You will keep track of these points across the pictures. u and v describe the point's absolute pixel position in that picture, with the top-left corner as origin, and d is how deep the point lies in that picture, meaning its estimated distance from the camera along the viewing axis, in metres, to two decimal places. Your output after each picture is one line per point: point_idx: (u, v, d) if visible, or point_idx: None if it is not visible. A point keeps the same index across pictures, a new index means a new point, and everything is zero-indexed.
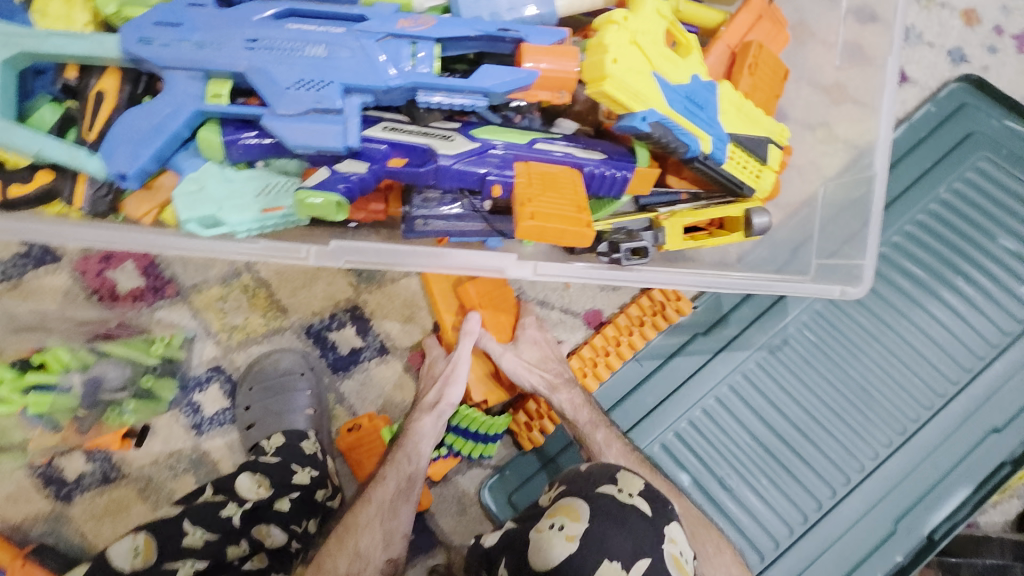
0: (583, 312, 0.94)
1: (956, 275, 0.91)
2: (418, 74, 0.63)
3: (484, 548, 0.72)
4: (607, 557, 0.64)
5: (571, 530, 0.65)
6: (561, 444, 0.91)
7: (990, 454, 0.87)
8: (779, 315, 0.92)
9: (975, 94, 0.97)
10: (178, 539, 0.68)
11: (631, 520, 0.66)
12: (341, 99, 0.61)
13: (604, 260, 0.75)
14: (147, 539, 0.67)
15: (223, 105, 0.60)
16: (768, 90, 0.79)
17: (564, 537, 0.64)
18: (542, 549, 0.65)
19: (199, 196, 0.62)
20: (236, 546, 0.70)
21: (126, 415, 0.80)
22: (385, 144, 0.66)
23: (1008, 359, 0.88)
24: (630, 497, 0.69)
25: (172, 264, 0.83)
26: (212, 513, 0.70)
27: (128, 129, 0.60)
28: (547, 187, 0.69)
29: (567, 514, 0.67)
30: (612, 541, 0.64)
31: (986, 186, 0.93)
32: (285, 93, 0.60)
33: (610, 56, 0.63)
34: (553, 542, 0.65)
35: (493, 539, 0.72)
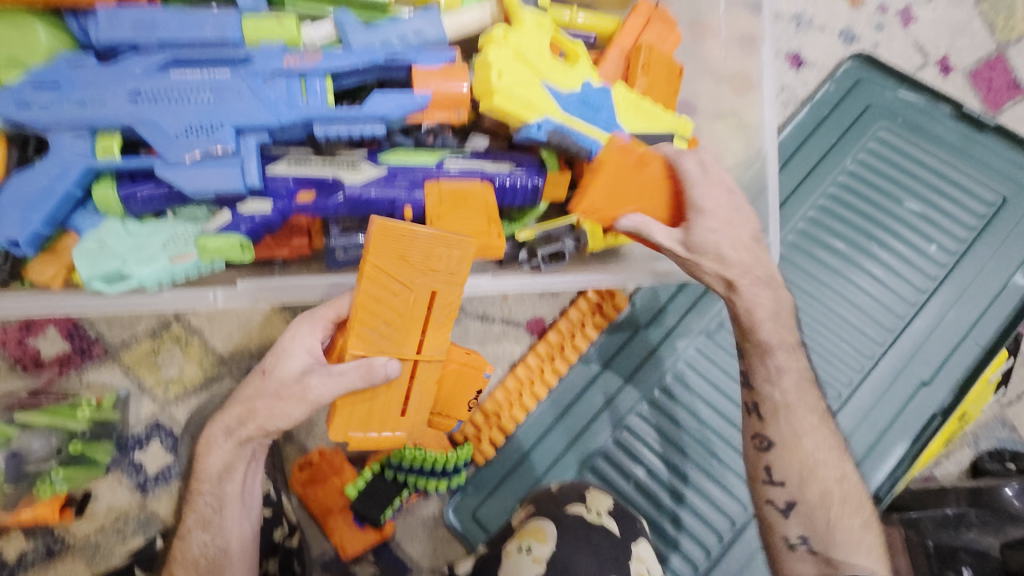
0: (525, 321, 0.94)
1: (871, 240, 0.95)
2: (311, 108, 0.64)
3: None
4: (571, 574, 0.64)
5: (539, 553, 0.65)
6: (516, 456, 0.90)
7: (922, 408, 0.90)
8: (713, 299, 0.94)
9: (868, 69, 1.02)
10: None
11: (594, 538, 0.67)
12: (234, 140, 0.62)
13: (526, 267, 0.76)
14: None
15: (114, 160, 0.61)
16: (665, 88, 0.82)
17: (530, 561, 0.65)
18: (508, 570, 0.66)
19: (101, 254, 0.62)
20: None
21: (58, 484, 0.76)
22: (290, 180, 0.66)
23: (927, 316, 0.92)
24: (598, 516, 0.69)
25: (97, 324, 0.81)
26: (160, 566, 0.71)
27: (16, 194, 0.59)
28: (457, 204, 0.70)
29: (534, 537, 0.67)
30: (579, 559, 0.65)
31: (887, 153, 0.98)
32: (175, 142, 0.61)
33: (494, 71, 0.65)
34: (519, 564, 0.66)
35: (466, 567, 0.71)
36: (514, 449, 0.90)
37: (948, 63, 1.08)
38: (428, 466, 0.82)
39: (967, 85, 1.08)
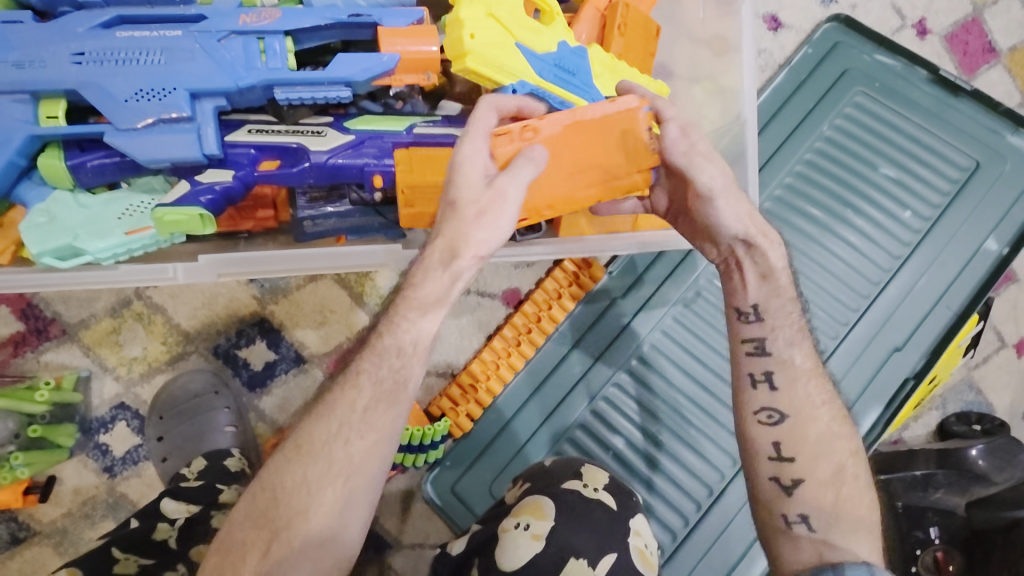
0: (502, 292, 0.93)
1: (848, 206, 0.95)
2: (271, 70, 0.60)
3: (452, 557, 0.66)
4: (574, 555, 0.61)
5: (538, 530, 0.62)
6: (497, 427, 0.90)
7: (895, 372, 0.91)
8: (690, 269, 0.94)
9: (846, 32, 1.01)
10: (107, 565, 0.64)
11: (592, 514, 0.64)
12: (189, 106, 0.58)
13: None
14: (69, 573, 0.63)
15: (60, 127, 0.57)
16: (641, 49, 0.79)
17: (530, 537, 0.62)
18: (506, 550, 0.62)
19: (50, 227, 0.58)
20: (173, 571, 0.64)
21: (19, 469, 0.72)
22: (252, 148, 0.63)
23: (900, 282, 0.93)
24: (595, 491, 0.66)
25: (53, 302, 0.78)
26: (144, 538, 0.66)
27: None
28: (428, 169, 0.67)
29: (532, 514, 0.64)
30: (576, 539, 0.62)
31: (864, 119, 0.97)
32: (125, 108, 0.57)
33: (467, 31, 0.62)
34: (517, 543, 0.62)
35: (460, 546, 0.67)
36: (494, 419, 0.90)
37: (924, 26, 1.07)
38: (411, 441, 0.84)
39: (943, 49, 1.08)
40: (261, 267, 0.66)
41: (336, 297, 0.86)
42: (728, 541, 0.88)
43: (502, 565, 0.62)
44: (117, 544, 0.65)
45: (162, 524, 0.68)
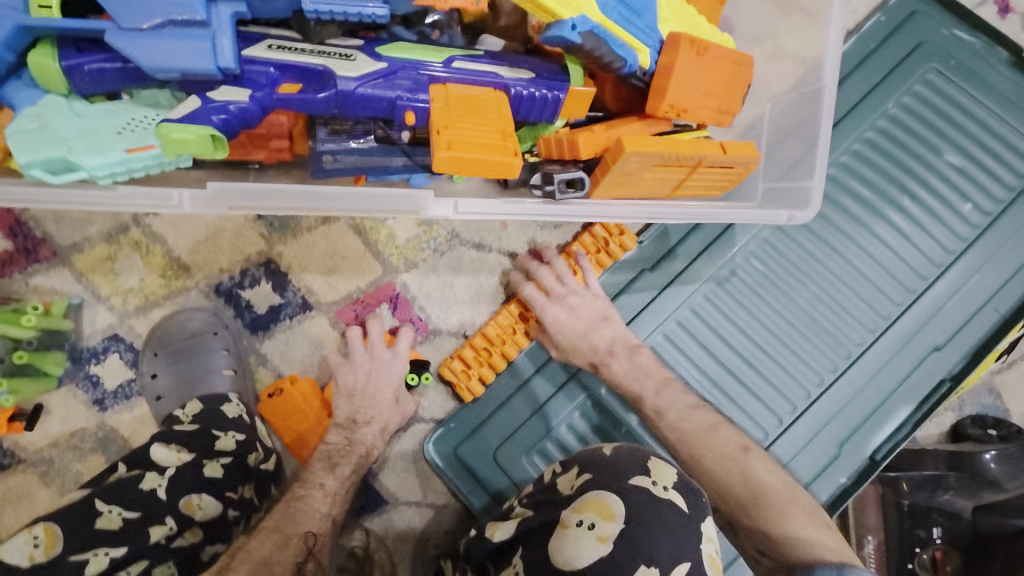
0: (525, 252, 0.87)
1: (904, 194, 0.89)
2: None
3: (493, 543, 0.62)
4: (644, 562, 0.56)
5: (604, 531, 0.57)
6: (510, 390, 0.86)
7: (931, 372, 0.87)
8: (727, 245, 0.88)
9: (926, 1, 0.92)
10: (91, 520, 0.62)
11: (666, 517, 0.58)
12: (206, 9, 0.50)
13: (537, 193, 0.68)
14: (48, 529, 0.62)
15: (55, 20, 0.49)
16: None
17: (595, 539, 0.57)
18: (565, 546, 0.57)
19: (41, 135, 0.51)
20: (160, 525, 0.64)
21: (3, 396, 0.69)
22: (272, 67, 0.56)
23: (951, 278, 0.88)
24: (664, 490, 0.60)
25: (44, 221, 0.71)
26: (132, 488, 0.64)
27: None
28: (466, 112, 0.60)
29: (597, 512, 0.58)
30: (649, 542, 0.56)
31: (933, 100, 0.89)
32: (133, 4, 0.49)
33: None
34: (579, 541, 0.57)
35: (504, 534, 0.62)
36: (512, 381, 0.86)
37: (1007, 3, 0.98)
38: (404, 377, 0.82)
39: None
40: (274, 199, 0.58)
41: (349, 244, 0.81)
42: None
43: (558, 560, 0.57)
44: (100, 496, 0.63)
45: (150, 472, 0.66)
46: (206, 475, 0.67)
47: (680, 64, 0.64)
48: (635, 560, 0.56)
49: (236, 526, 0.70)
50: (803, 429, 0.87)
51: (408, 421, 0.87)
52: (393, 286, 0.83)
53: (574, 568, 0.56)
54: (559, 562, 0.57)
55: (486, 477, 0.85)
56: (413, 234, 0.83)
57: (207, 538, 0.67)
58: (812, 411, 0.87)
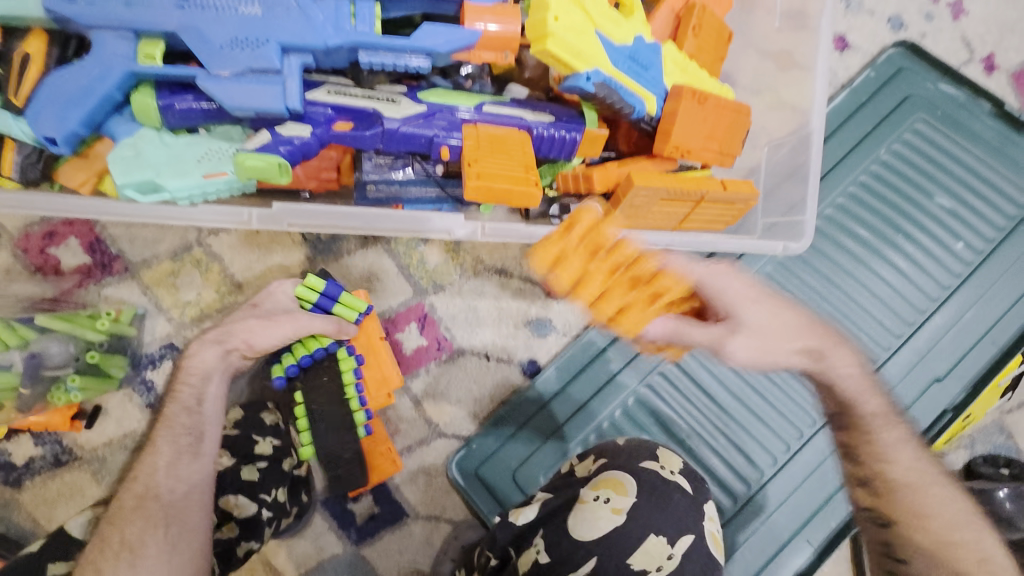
0: (544, 280, 0.94)
1: (901, 233, 0.94)
2: (359, 33, 0.62)
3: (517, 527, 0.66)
4: (654, 532, 0.62)
5: (617, 504, 0.63)
6: (534, 407, 0.92)
7: (932, 403, 0.90)
8: None
9: (912, 59, 1.00)
10: None
11: (675, 497, 0.65)
12: (279, 59, 0.60)
13: (556, 222, 0.77)
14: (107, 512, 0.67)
15: (157, 67, 0.58)
16: (711, 52, 0.80)
17: (610, 510, 0.63)
18: (584, 520, 0.63)
19: (135, 161, 0.60)
20: None
21: (73, 392, 0.74)
22: (330, 108, 0.66)
23: (948, 312, 0.92)
24: (671, 474, 0.68)
25: (119, 240, 0.81)
26: None
27: (54, 89, 0.57)
28: (495, 149, 0.68)
29: (612, 488, 0.65)
30: (657, 518, 0.63)
31: (923, 147, 0.97)
32: (221, 54, 0.59)
33: (552, 13, 0.63)
34: (597, 514, 0.63)
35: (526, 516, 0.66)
36: (532, 401, 0.92)
37: (993, 62, 1.06)
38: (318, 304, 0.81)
39: (1010, 87, 1.06)
40: (329, 220, 0.67)
41: (384, 266, 0.90)
42: (745, 554, 0.87)
43: (577, 534, 0.62)
44: None
45: None
46: (242, 477, 0.73)
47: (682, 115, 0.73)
48: (646, 528, 0.62)
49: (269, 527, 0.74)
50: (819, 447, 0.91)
51: (431, 436, 0.91)
52: (423, 306, 0.91)
53: (592, 540, 0.62)
54: (579, 536, 0.62)
55: (505, 494, 0.89)
56: (442, 259, 0.91)
57: (241, 535, 0.72)
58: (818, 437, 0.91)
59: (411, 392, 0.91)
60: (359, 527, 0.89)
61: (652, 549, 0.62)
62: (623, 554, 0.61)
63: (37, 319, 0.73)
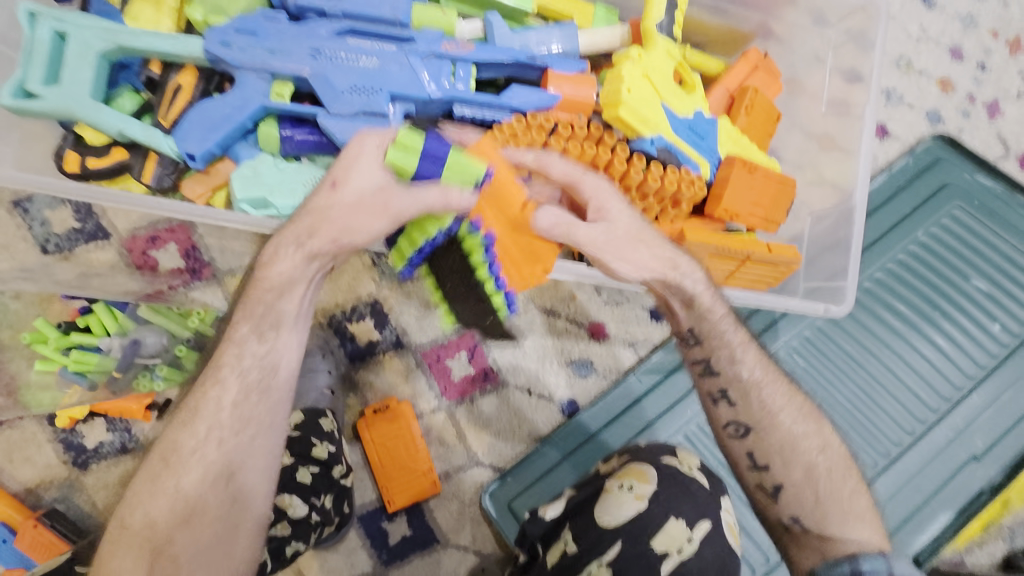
0: (588, 323, 0.99)
1: (938, 312, 0.97)
2: (455, 90, 0.72)
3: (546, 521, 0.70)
4: (675, 515, 0.65)
5: (642, 491, 0.66)
6: (571, 445, 0.95)
7: (969, 481, 0.91)
8: (772, 339, 0.96)
9: (948, 150, 1.07)
10: None
11: (693, 488, 0.67)
12: (388, 105, 0.70)
13: (610, 266, 0.82)
14: None
15: (285, 103, 0.69)
16: (761, 130, 0.88)
17: (633, 497, 0.66)
18: (609, 508, 0.66)
19: (253, 180, 0.69)
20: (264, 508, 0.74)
21: (157, 380, 0.81)
22: None
23: (984, 392, 0.94)
24: (690, 471, 0.69)
25: (212, 249, 0.87)
26: None
27: (201, 116, 0.68)
28: None
29: (635, 478, 0.67)
30: (681, 503, 0.65)
31: (960, 232, 1.01)
32: (341, 97, 0.69)
33: (625, 85, 0.72)
34: (620, 501, 0.66)
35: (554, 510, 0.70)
36: (570, 436, 0.95)
37: None
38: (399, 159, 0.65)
39: None
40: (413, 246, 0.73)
41: None
42: None
43: (604, 522, 0.65)
44: None
45: None
46: (297, 478, 0.79)
47: (734, 180, 0.80)
48: (668, 512, 0.65)
49: (315, 530, 0.78)
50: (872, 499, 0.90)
51: (468, 462, 0.94)
52: (473, 337, 0.96)
53: (617, 524, 0.64)
54: (606, 523, 0.65)
55: None
56: None
57: (293, 534, 0.76)
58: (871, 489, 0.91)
59: (453, 419, 0.95)
60: (391, 548, 0.91)
61: (674, 532, 0.64)
62: (647, 537, 0.63)
63: (139, 310, 0.81)
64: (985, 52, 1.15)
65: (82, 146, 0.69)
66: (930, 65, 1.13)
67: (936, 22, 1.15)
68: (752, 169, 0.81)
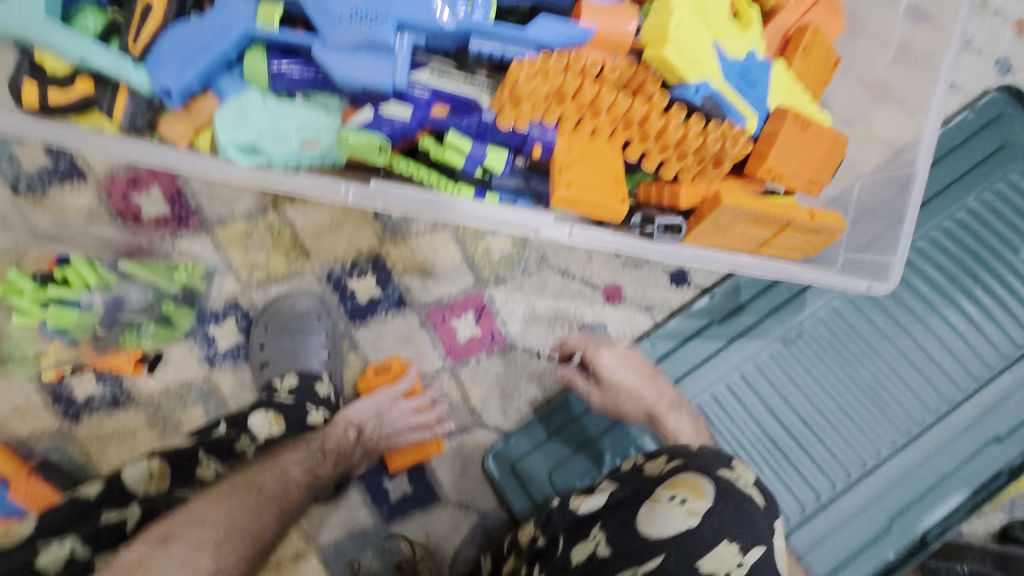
0: (603, 285, 0.94)
1: (978, 284, 0.91)
2: (473, 20, 0.62)
3: (578, 513, 0.66)
4: (727, 538, 0.60)
5: (694, 507, 0.61)
6: (583, 407, 0.91)
7: (989, 463, 0.87)
8: (796, 309, 0.92)
9: (1014, 106, 0.97)
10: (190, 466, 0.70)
11: (751, 511, 0.62)
12: (394, 37, 0.60)
13: (635, 232, 0.72)
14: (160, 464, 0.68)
15: (274, 30, 0.59)
16: (816, 78, 0.77)
17: (685, 513, 0.61)
18: (656, 518, 0.61)
19: (240, 122, 0.61)
20: None
21: (144, 338, 0.79)
22: (429, 91, 0.65)
23: (1017, 372, 0.89)
24: (745, 486, 0.64)
25: (199, 194, 0.82)
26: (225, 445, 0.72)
27: (175, 43, 0.58)
28: (586, 154, 0.68)
29: (689, 490, 0.62)
30: (733, 525, 0.61)
31: (1014, 199, 0.93)
32: (340, 25, 0.58)
33: (674, 20, 0.62)
34: (669, 514, 0.61)
35: (589, 505, 0.66)
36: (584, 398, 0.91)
37: None
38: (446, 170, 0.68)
39: None
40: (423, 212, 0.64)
41: (448, 252, 0.90)
42: None
43: (646, 532, 0.61)
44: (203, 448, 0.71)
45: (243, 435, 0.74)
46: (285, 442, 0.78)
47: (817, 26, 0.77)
48: (720, 534, 0.60)
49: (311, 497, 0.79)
50: (889, 474, 0.87)
51: (473, 424, 0.91)
52: (481, 296, 0.91)
53: (663, 539, 0.60)
54: (648, 534, 0.61)
55: (538, 491, 0.89)
56: (507, 252, 0.91)
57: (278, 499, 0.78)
58: (887, 463, 0.87)
59: (459, 379, 0.91)
60: (392, 504, 0.90)
61: (724, 555, 0.60)
62: (693, 558, 0.60)
63: (120, 265, 0.77)
64: None
65: (39, 74, 0.59)
66: (1006, 5, 1.01)
67: None
68: (807, 126, 0.72)
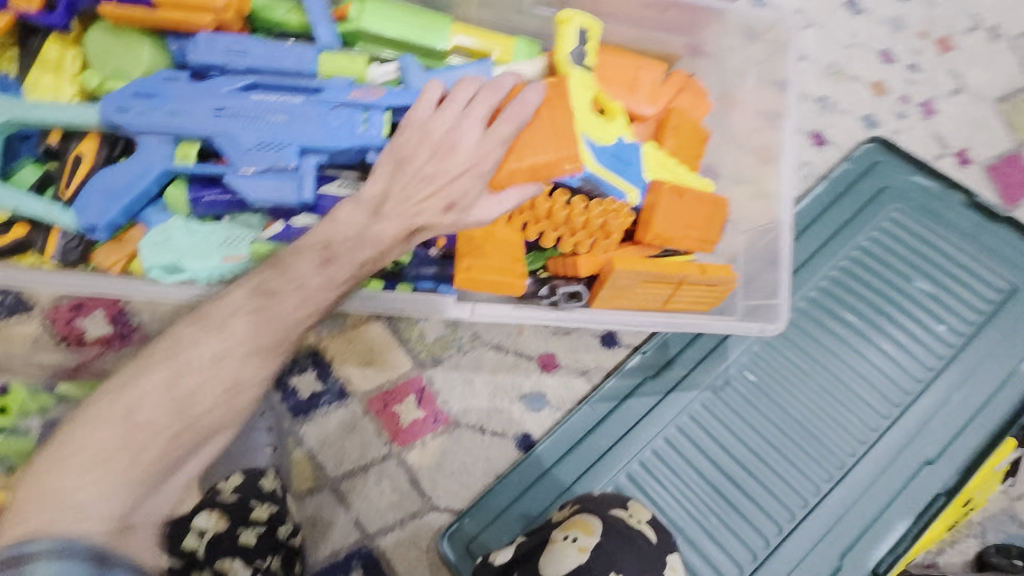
0: (537, 354, 0.98)
1: (884, 316, 0.97)
2: (369, 136, 0.71)
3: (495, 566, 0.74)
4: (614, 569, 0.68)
5: (584, 543, 0.70)
6: (531, 476, 0.93)
7: (924, 487, 0.90)
8: (721, 357, 0.97)
9: (886, 153, 1.07)
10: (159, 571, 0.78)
11: (639, 543, 0.71)
12: (298, 159, 0.68)
13: (547, 303, 0.78)
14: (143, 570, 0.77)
15: (190, 164, 0.67)
16: (689, 152, 0.88)
17: (576, 548, 0.69)
18: (553, 559, 0.70)
19: (163, 247, 0.67)
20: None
21: None
22: (340, 200, 0.72)
23: (934, 394, 0.94)
24: (638, 523, 0.74)
25: (140, 312, 0.87)
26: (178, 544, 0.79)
27: (101, 185, 0.66)
28: (486, 239, 0.75)
29: (580, 529, 0.72)
30: (620, 556, 0.69)
31: (900, 234, 1.02)
32: (249, 154, 0.67)
33: (539, 120, 0.72)
34: (564, 553, 0.70)
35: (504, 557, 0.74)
36: (533, 466, 0.93)
37: (966, 155, 1.13)
38: None
39: (984, 179, 1.12)
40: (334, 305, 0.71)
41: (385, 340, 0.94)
42: None
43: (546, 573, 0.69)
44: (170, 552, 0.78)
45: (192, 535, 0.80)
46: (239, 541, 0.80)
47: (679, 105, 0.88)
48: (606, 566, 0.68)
49: None
50: (831, 510, 0.89)
51: (424, 508, 0.92)
52: (421, 378, 0.95)
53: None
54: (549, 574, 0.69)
55: None
56: (441, 333, 0.97)
57: None
58: (827, 501, 0.90)
59: (406, 463, 0.92)
60: None
61: None
62: None
63: (58, 386, 0.80)
64: (914, 55, 1.17)
65: None
66: (861, 70, 1.15)
67: (862, 30, 1.17)
68: (682, 191, 0.81)
